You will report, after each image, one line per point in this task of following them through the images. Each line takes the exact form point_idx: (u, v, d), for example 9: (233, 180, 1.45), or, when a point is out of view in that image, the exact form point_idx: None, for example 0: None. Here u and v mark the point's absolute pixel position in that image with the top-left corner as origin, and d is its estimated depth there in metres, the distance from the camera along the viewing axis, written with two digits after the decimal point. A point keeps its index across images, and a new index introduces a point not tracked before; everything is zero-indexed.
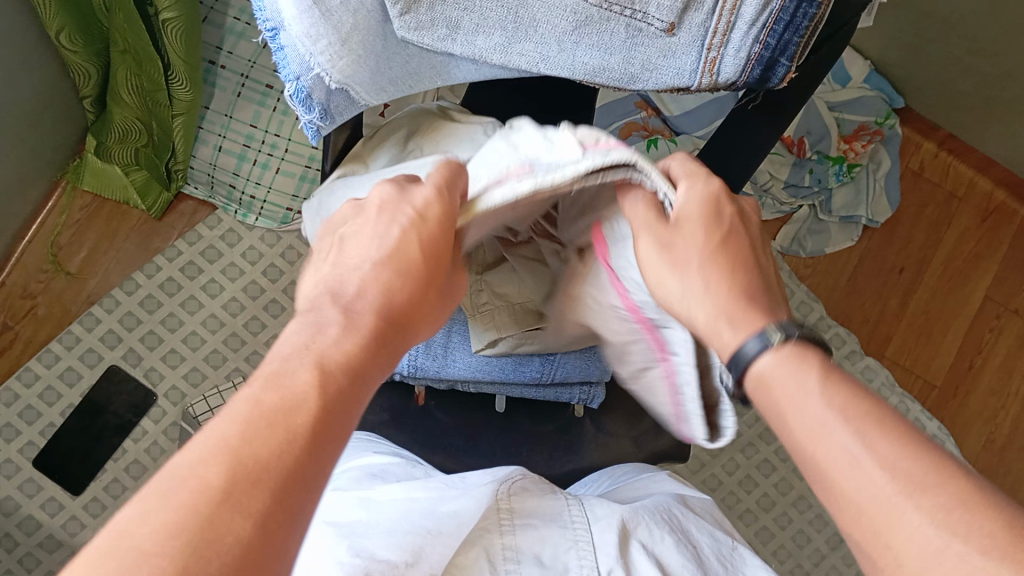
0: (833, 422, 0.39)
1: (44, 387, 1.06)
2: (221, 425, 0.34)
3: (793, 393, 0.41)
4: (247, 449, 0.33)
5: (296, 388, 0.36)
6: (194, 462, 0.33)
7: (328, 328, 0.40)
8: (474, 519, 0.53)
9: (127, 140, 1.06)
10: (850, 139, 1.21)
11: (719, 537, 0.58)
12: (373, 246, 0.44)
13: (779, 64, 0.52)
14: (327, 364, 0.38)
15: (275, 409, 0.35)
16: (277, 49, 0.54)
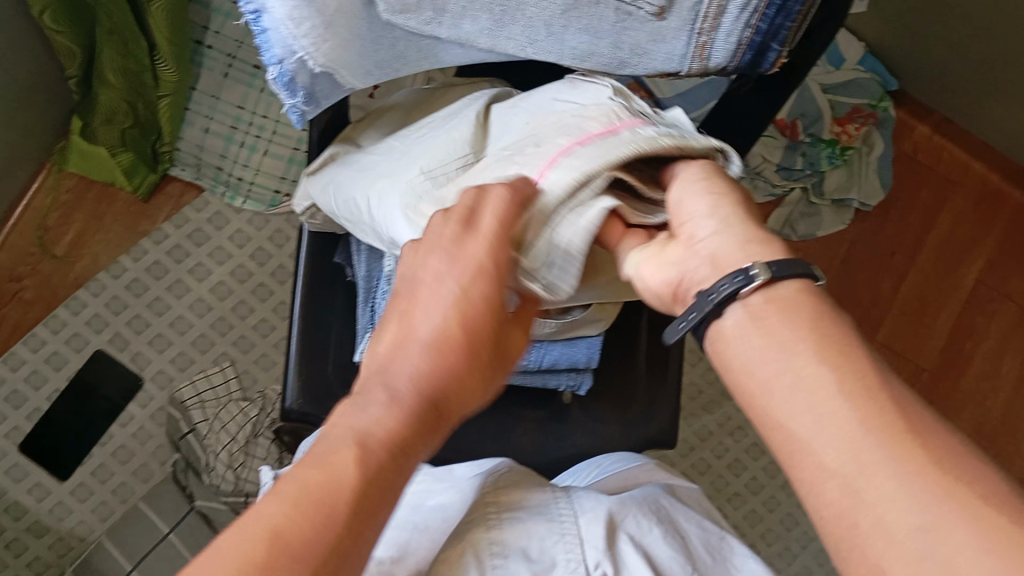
0: (829, 354, 0.39)
1: (31, 371, 1.05)
2: (274, 504, 0.39)
3: (783, 343, 0.41)
4: (283, 540, 0.38)
5: (337, 471, 0.41)
6: (239, 544, 0.38)
7: (369, 405, 0.44)
8: (456, 514, 0.56)
9: (114, 121, 1.03)
10: (843, 122, 1.20)
11: (708, 526, 0.57)
12: (433, 321, 0.45)
13: (771, 49, 0.52)
14: (366, 449, 0.42)
15: (320, 491, 0.40)
16: (259, 31, 0.52)
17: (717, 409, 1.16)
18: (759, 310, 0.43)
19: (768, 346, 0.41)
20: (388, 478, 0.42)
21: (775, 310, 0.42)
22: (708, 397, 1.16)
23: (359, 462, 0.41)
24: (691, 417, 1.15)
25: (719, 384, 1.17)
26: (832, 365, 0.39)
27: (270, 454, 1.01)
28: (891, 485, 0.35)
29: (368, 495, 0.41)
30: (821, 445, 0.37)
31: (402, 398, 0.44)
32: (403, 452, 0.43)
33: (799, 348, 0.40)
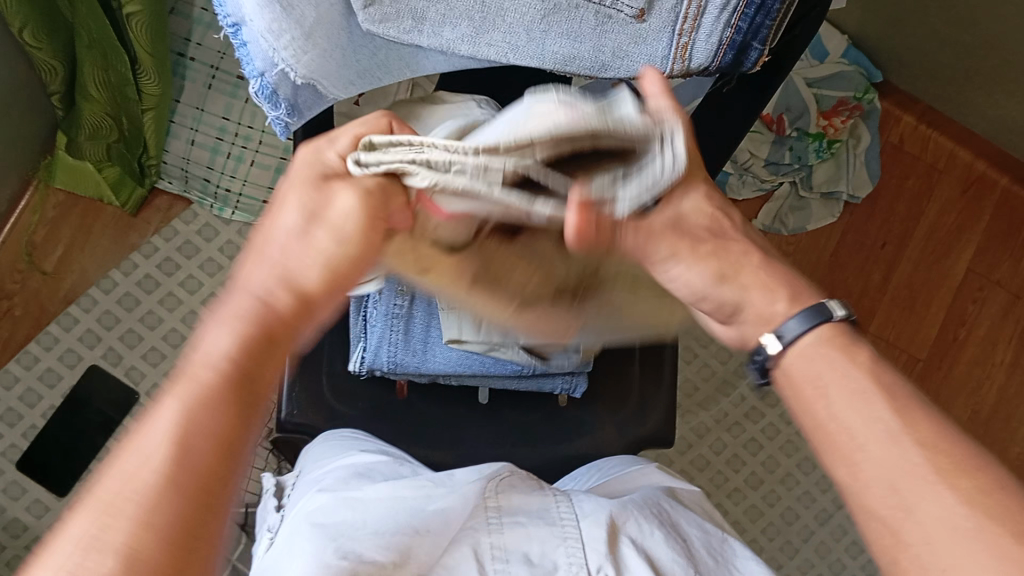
0: (858, 390, 0.42)
1: (25, 389, 1.05)
2: (98, 474, 0.36)
3: (819, 374, 0.44)
4: (125, 503, 0.34)
5: (160, 431, 0.36)
6: (85, 521, 0.34)
7: (204, 339, 0.40)
8: (459, 518, 0.52)
9: (99, 136, 1.04)
10: (829, 115, 1.20)
11: (710, 529, 0.58)
12: (281, 243, 0.42)
13: (751, 48, 0.51)
14: (202, 382, 0.38)
15: (139, 443, 0.36)
16: (238, 45, 0.53)
17: (713, 405, 1.16)
18: (792, 356, 0.45)
19: (804, 389, 0.44)
20: (234, 401, 0.38)
21: (818, 351, 0.44)
22: (704, 393, 1.16)
23: (187, 396, 0.37)
24: (688, 415, 1.15)
25: (714, 380, 1.17)
26: (863, 402, 0.41)
27: (268, 464, 1.00)
28: (929, 514, 0.37)
29: (204, 429, 0.37)
30: (858, 472, 0.40)
31: (232, 317, 0.40)
32: (241, 372, 0.39)
33: (838, 375, 0.43)
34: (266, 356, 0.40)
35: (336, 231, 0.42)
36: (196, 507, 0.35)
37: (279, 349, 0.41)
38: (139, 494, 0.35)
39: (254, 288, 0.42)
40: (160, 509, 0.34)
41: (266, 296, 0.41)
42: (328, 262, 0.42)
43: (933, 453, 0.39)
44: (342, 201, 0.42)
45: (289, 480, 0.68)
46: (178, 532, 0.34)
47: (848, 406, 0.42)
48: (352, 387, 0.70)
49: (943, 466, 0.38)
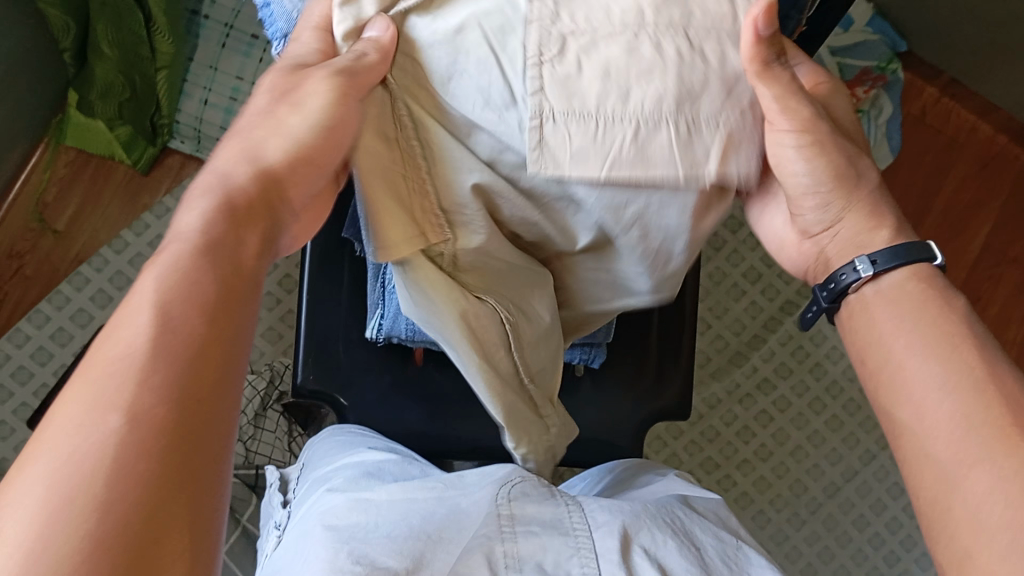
0: (948, 339, 0.46)
1: (36, 347, 1.04)
2: (92, 353, 0.32)
3: (888, 325, 0.48)
4: (156, 369, 0.31)
5: (175, 309, 0.33)
6: (100, 378, 0.31)
7: (197, 208, 0.39)
8: (472, 526, 0.51)
9: (111, 94, 1.01)
10: (852, 85, 1.18)
11: (724, 536, 0.55)
12: (287, 119, 0.45)
13: (790, 17, 0.50)
14: (211, 241, 0.37)
15: (141, 316, 0.33)
16: (263, 6, 0.51)
17: (724, 376, 1.16)
18: (874, 292, 0.49)
19: (888, 323, 0.48)
20: (219, 272, 0.36)
21: (885, 294, 0.49)
22: (716, 364, 1.16)
23: (163, 270, 0.35)
24: (700, 385, 1.15)
25: (726, 352, 1.17)
26: (944, 358, 0.45)
27: (280, 428, 1.00)
28: (981, 483, 0.40)
29: (190, 297, 0.34)
30: (924, 429, 0.44)
31: (203, 195, 0.39)
32: (234, 249, 0.38)
33: (915, 319, 0.47)
34: (243, 228, 0.39)
35: (308, 116, 0.44)
36: (200, 369, 0.33)
37: (257, 226, 0.40)
38: (136, 347, 0.32)
39: (219, 168, 0.42)
40: (158, 380, 0.31)
41: (234, 175, 0.42)
42: (298, 137, 0.44)
43: (1009, 404, 0.42)
44: (314, 87, 0.44)
45: (293, 475, 0.70)
46: (181, 394, 0.31)
47: (932, 360, 0.45)
48: (369, 357, 0.70)
49: (1018, 418, 0.41)
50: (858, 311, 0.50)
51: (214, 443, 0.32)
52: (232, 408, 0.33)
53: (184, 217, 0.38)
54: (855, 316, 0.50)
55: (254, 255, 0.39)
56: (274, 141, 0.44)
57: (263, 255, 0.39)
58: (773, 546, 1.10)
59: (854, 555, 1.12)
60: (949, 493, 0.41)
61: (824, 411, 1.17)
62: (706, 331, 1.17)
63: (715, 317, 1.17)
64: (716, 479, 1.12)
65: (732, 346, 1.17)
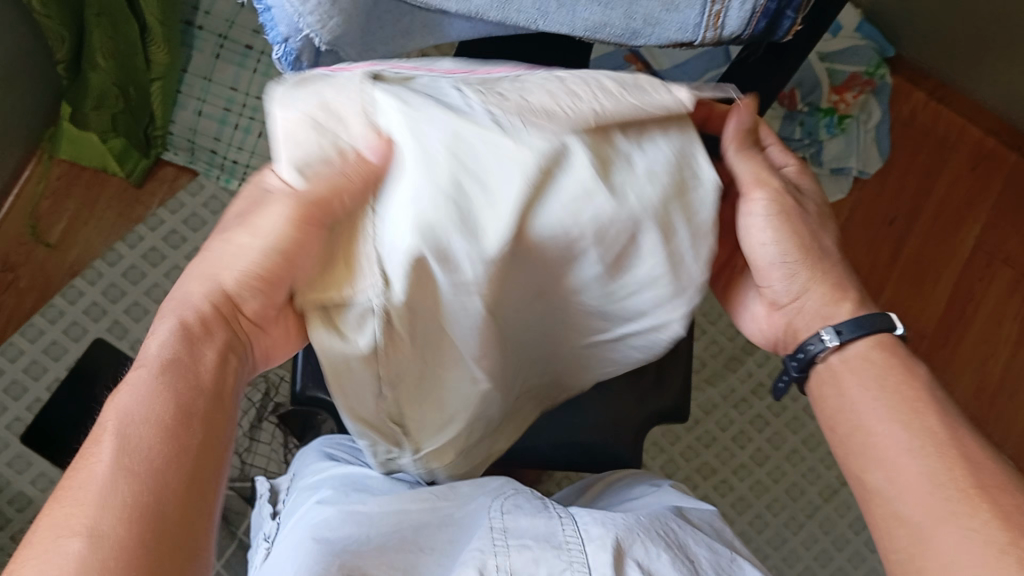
0: (913, 405, 0.47)
1: (30, 361, 1.03)
2: (62, 480, 0.36)
3: (854, 380, 0.50)
4: (131, 502, 0.35)
5: (145, 444, 0.37)
6: (73, 515, 0.34)
7: (160, 328, 0.42)
8: (467, 543, 0.51)
9: (105, 104, 1.01)
10: (841, 90, 1.20)
11: (719, 549, 0.54)
12: (247, 246, 0.44)
13: (785, 17, 0.52)
14: (180, 374, 0.40)
15: (129, 447, 0.36)
16: (264, 11, 0.53)
17: (720, 381, 1.17)
18: (846, 358, 0.51)
19: (853, 386, 0.50)
20: (182, 386, 0.39)
21: (851, 360, 0.51)
22: (711, 369, 1.17)
23: (131, 393, 0.38)
24: (696, 390, 1.16)
25: (722, 356, 1.17)
26: (914, 416, 0.46)
27: (275, 439, 0.99)
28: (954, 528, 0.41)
29: (146, 415, 0.38)
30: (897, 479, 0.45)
31: (167, 319, 0.43)
32: (202, 398, 0.40)
33: (885, 381, 0.49)
34: (202, 349, 0.42)
35: (258, 232, 0.43)
36: (166, 476, 0.36)
37: (213, 340, 0.43)
38: (105, 478, 0.35)
39: (183, 294, 0.44)
40: (124, 490, 0.35)
41: (194, 297, 0.44)
42: (254, 260, 0.44)
43: (974, 469, 0.43)
44: (274, 210, 0.42)
45: (282, 486, 0.69)
46: (146, 533, 0.34)
47: (895, 414, 0.47)
48: None
49: (985, 484, 0.42)
50: (827, 379, 0.52)
51: (189, 553, 0.36)
52: (195, 547, 0.36)
53: (150, 342, 0.41)
54: (825, 386, 0.52)
55: (219, 374, 0.42)
56: (243, 258, 0.44)
57: (222, 366, 0.42)
58: (771, 550, 1.10)
59: (852, 558, 1.12)
60: (920, 539, 0.42)
61: None
62: (701, 336, 1.18)
63: (710, 322, 1.18)
64: (714, 485, 1.12)
65: (728, 351, 1.17)
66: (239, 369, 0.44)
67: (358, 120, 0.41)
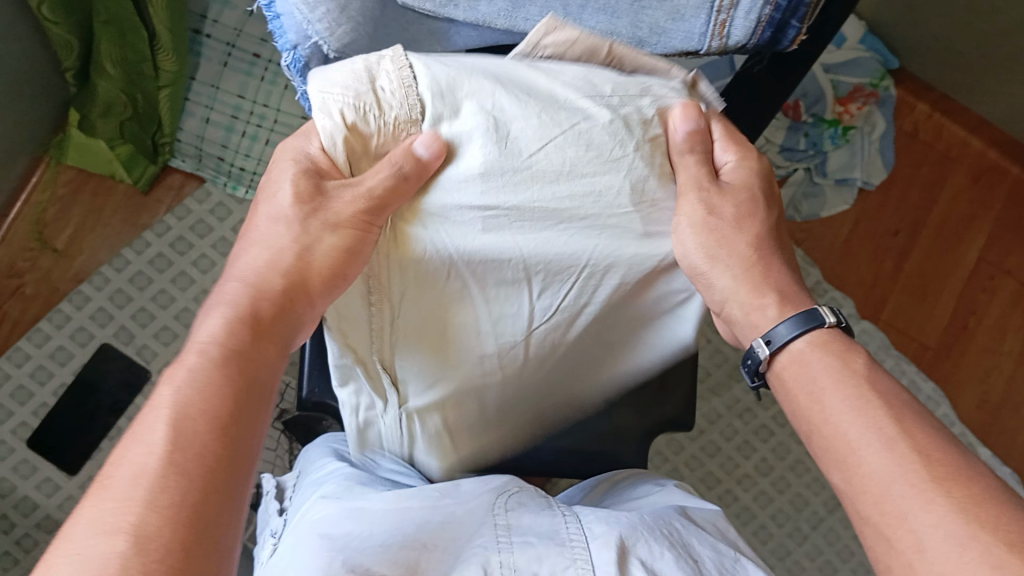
0: (857, 400, 0.46)
1: (36, 367, 1.03)
2: (106, 472, 0.37)
3: (809, 386, 0.49)
4: (175, 494, 0.36)
5: (193, 437, 0.38)
6: (123, 501, 0.35)
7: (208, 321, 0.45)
8: (471, 537, 0.52)
9: (113, 112, 1.04)
10: (845, 101, 1.21)
11: (721, 548, 0.54)
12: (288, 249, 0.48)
13: (791, 26, 0.52)
14: (236, 359, 0.43)
15: (178, 437, 0.38)
16: (272, 18, 0.53)
17: (724, 392, 1.16)
18: (786, 360, 0.51)
19: (800, 397, 0.49)
20: (235, 378, 0.42)
21: (797, 357, 0.50)
22: (715, 380, 1.17)
23: (177, 383, 0.41)
24: (699, 400, 1.16)
25: (726, 366, 1.17)
26: (858, 412, 0.46)
27: (280, 446, 0.99)
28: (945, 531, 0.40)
29: (197, 407, 0.40)
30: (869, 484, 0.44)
31: (219, 310, 0.45)
32: (250, 389, 0.42)
33: (830, 380, 0.48)
34: (259, 340, 0.45)
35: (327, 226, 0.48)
36: (213, 469, 0.38)
37: (274, 338, 0.46)
38: (150, 466, 0.37)
39: (239, 275, 0.48)
40: (171, 484, 0.36)
41: (264, 284, 0.47)
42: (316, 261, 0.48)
43: (926, 462, 0.43)
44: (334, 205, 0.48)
45: (289, 483, 0.69)
46: (191, 517, 0.36)
47: (850, 412, 0.46)
48: None
49: (938, 473, 0.42)
50: (776, 384, 0.52)
51: (224, 547, 0.37)
52: (231, 536, 0.38)
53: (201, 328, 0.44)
54: (778, 387, 0.52)
55: (269, 364, 0.45)
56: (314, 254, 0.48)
57: (273, 360, 0.45)
58: (775, 560, 1.10)
59: (856, 568, 1.11)
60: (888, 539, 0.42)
61: None
62: (705, 346, 1.18)
63: (714, 332, 1.18)
64: (717, 495, 1.12)
65: (731, 361, 1.17)
66: (286, 353, 0.47)
67: (401, 88, 0.47)
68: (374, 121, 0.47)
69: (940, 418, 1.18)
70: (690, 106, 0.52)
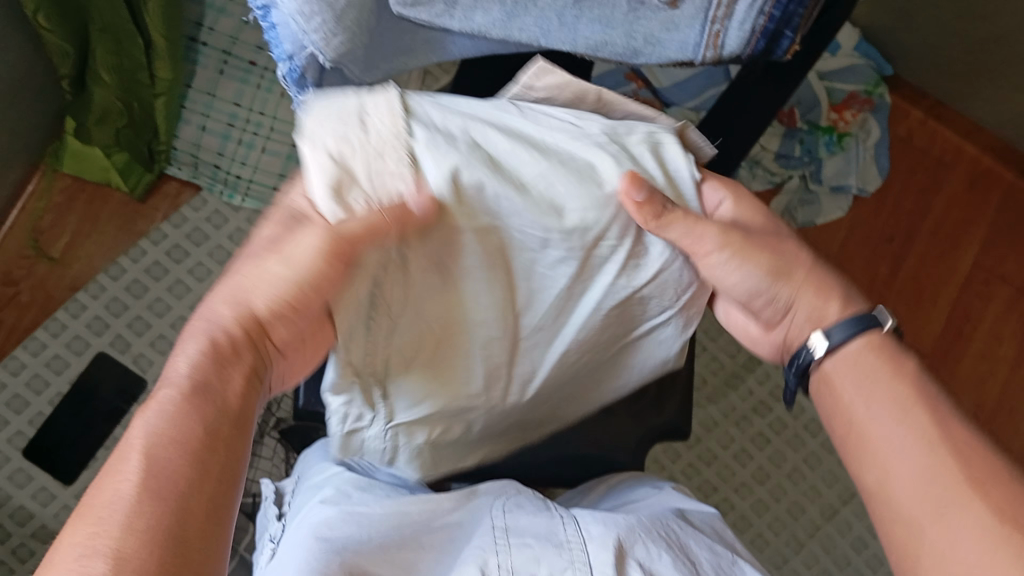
0: (903, 409, 0.50)
1: (32, 375, 1.03)
2: (85, 499, 0.38)
3: (854, 393, 0.52)
4: (153, 525, 0.37)
5: (168, 468, 0.39)
6: (104, 532, 0.36)
7: (185, 350, 0.45)
8: (473, 537, 0.53)
9: (108, 119, 1.05)
10: (840, 108, 1.21)
11: (719, 551, 0.54)
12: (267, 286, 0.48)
13: (783, 36, 0.53)
14: (205, 390, 0.43)
15: (156, 467, 0.39)
16: (268, 28, 0.54)
17: (720, 399, 1.17)
18: (837, 362, 0.54)
19: (850, 395, 0.52)
20: (209, 409, 0.42)
21: (848, 359, 0.53)
22: (712, 387, 1.17)
23: (155, 414, 0.41)
24: (696, 408, 1.16)
25: (722, 373, 1.17)
26: (905, 419, 0.50)
27: (275, 454, 0.99)
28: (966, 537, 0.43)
29: (173, 436, 0.40)
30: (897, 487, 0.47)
31: (190, 342, 0.46)
32: (227, 420, 0.43)
33: (880, 391, 0.51)
34: (227, 366, 0.45)
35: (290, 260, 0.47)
36: (189, 498, 0.39)
37: (240, 364, 0.46)
38: (126, 496, 0.37)
39: (207, 315, 0.47)
40: (146, 512, 0.37)
41: (221, 320, 0.47)
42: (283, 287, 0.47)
43: (967, 466, 0.47)
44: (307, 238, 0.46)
45: (287, 488, 0.69)
46: (171, 547, 0.37)
47: (896, 421, 0.50)
48: None
49: (971, 476, 0.46)
50: (822, 384, 0.55)
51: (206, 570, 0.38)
52: (214, 558, 0.38)
53: (178, 358, 0.45)
54: (822, 387, 0.55)
55: (242, 392, 0.45)
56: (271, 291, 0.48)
57: (247, 389, 0.45)
58: (773, 567, 1.10)
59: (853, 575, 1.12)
60: (917, 537, 0.46)
61: (820, 432, 1.17)
62: (701, 353, 1.18)
63: (711, 339, 1.18)
64: (714, 502, 1.13)
65: (727, 368, 1.17)
66: (259, 386, 0.47)
67: (389, 126, 0.46)
68: (363, 155, 0.46)
69: None
70: (634, 177, 0.50)
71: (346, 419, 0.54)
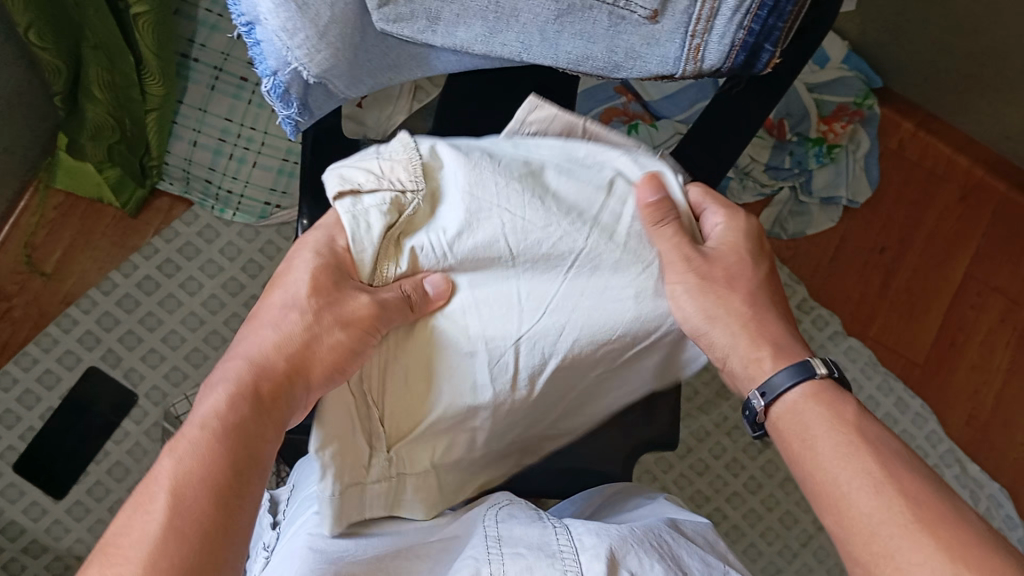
0: (847, 449, 0.48)
1: (23, 390, 1.03)
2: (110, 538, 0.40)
3: (802, 431, 0.51)
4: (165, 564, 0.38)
5: (191, 505, 0.40)
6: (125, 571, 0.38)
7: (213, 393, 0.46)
8: (462, 551, 0.52)
9: (101, 136, 1.04)
10: (830, 120, 1.22)
11: (709, 562, 0.54)
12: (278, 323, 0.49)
13: (764, 49, 0.53)
14: (236, 432, 0.44)
15: (178, 505, 0.40)
16: (252, 44, 0.54)
17: (713, 409, 1.16)
18: (781, 410, 0.53)
19: (794, 442, 0.51)
20: (236, 447, 0.44)
21: (794, 406, 0.52)
22: (704, 398, 1.17)
23: (184, 454, 0.42)
24: (688, 418, 1.16)
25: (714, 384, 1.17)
26: (850, 457, 0.48)
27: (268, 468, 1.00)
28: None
29: (201, 478, 0.41)
30: (849, 522, 0.46)
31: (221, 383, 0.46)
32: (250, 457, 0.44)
33: (825, 426, 0.50)
34: (263, 413, 0.46)
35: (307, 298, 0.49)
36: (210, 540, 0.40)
37: (277, 411, 0.46)
38: (153, 534, 0.39)
39: (242, 353, 0.48)
40: (169, 553, 0.39)
41: (256, 361, 0.47)
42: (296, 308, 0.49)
43: (913, 505, 0.45)
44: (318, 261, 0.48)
45: (280, 498, 0.68)
46: None
47: (841, 457, 0.48)
48: None
49: (921, 517, 0.44)
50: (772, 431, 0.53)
51: None
52: None
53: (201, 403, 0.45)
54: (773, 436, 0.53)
55: (273, 436, 0.46)
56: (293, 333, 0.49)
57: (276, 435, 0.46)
58: None
59: None
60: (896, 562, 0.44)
61: None
62: None
63: None
64: (707, 513, 1.12)
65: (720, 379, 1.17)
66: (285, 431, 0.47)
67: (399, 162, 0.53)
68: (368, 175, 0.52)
69: (927, 436, 1.18)
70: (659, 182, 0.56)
71: (338, 471, 0.51)
